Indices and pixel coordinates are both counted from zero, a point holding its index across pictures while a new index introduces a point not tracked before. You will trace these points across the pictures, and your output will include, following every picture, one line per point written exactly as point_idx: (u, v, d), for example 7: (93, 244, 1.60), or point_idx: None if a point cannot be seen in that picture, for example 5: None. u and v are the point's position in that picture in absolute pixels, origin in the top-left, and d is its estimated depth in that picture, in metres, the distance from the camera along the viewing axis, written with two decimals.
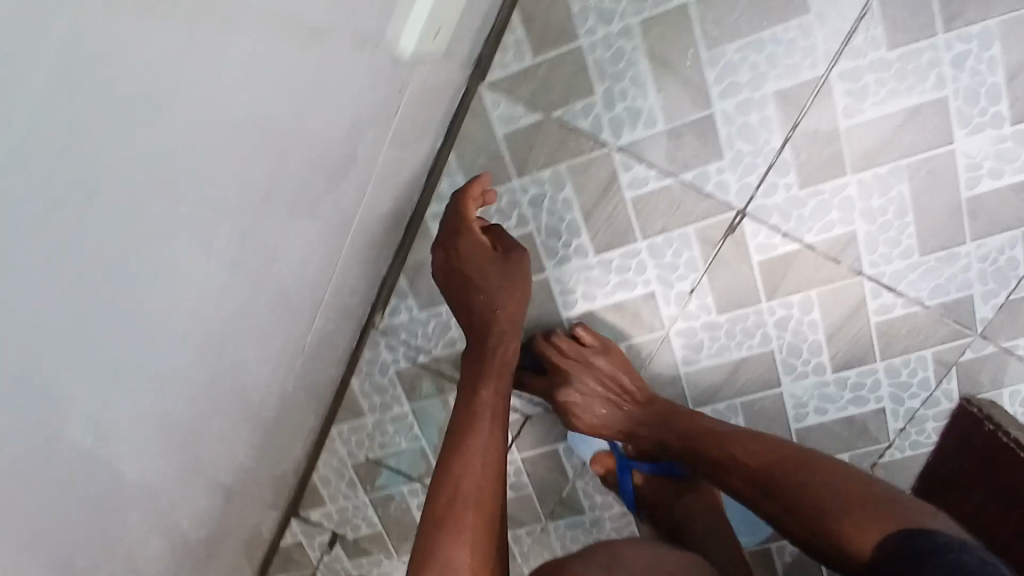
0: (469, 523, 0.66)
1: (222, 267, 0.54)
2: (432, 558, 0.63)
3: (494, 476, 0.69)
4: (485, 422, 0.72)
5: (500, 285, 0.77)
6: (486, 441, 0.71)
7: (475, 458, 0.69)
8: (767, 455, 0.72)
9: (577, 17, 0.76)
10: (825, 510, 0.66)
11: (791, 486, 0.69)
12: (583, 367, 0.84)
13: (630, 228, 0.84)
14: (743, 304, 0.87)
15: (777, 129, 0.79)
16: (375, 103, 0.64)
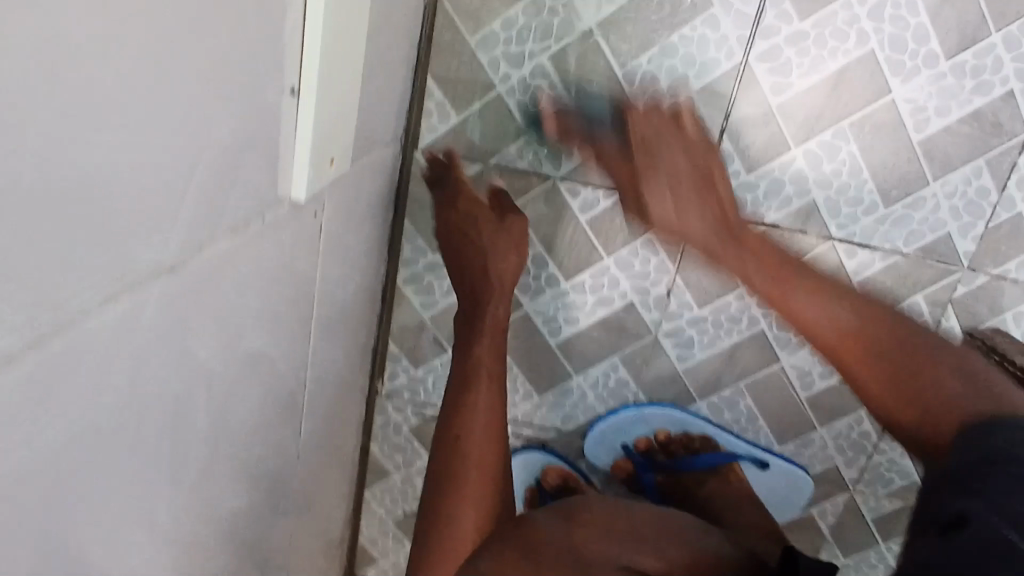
0: (472, 487, 0.79)
1: (251, 425, 0.56)
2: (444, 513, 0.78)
3: (490, 442, 0.80)
4: (479, 387, 0.80)
5: (491, 251, 0.79)
6: (480, 406, 0.80)
7: (476, 426, 0.80)
8: (853, 314, 0.69)
9: (489, 68, 0.78)
10: (936, 386, 0.64)
11: (883, 374, 0.67)
12: (662, 180, 0.75)
13: (593, 248, 0.86)
14: (722, 294, 0.87)
15: (711, 124, 0.80)
16: (348, 216, 0.65)
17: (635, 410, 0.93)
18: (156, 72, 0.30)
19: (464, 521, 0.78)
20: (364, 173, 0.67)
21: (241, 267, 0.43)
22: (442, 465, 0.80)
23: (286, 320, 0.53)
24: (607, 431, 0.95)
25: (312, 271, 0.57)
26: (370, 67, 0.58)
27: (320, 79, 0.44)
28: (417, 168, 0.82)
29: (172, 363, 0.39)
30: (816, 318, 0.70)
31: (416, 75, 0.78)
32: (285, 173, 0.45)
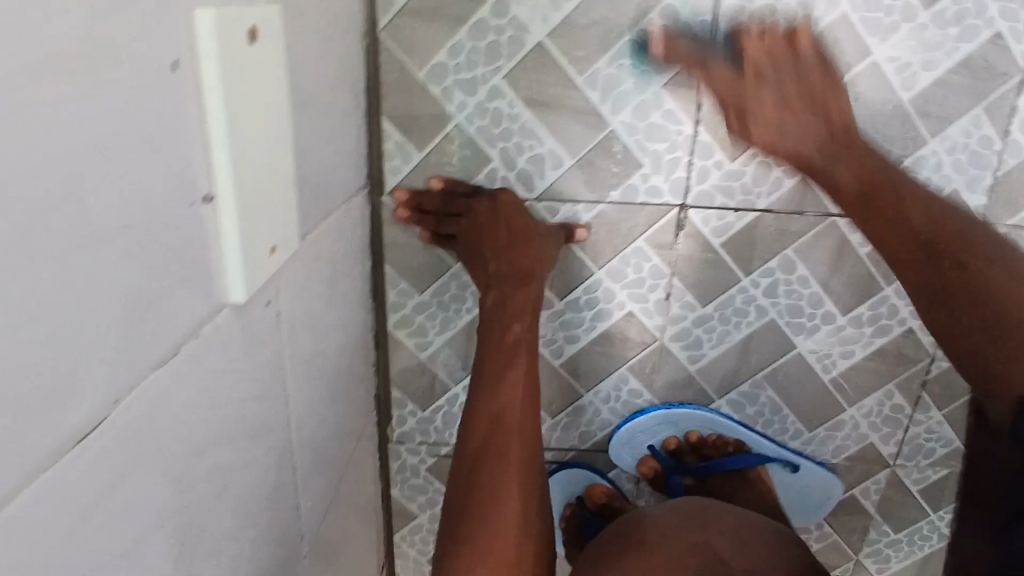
0: (518, 473, 0.70)
1: (259, 533, 0.54)
2: (486, 485, 0.68)
3: (530, 416, 0.74)
4: (520, 360, 0.74)
5: (523, 242, 0.75)
6: (520, 385, 0.73)
7: (516, 393, 0.73)
8: (932, 224, 0.70)
9: (442, 98, 0.74)
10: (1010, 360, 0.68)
11: (954, 281, 0.70)
12: (787, 71, 0.70)
13: (583, 263, 0.82)
14: (724, 290, 0.83)
15: (684, 118, 0.75)
16: (321, 284, 0.63)
17: (665, 410, 0.90)
18: (24, 246, 0.28)
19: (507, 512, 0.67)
20: (329, 238, 0.65)
21: (180, 393, 0.41)
22: (479, 458, 0.70)
23: (257, 417, 0.51)
24: (635, 431, 0.91)
25: (278, 357, 0.54)
26: (305, 135, 0.55)
27: (233, 175, 0.42)
28: (388, 211, 0.79)
29: (117, 520, 0.37)
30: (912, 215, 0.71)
31: (370, 117, 0.74)
32: (217, 279, 0.43)
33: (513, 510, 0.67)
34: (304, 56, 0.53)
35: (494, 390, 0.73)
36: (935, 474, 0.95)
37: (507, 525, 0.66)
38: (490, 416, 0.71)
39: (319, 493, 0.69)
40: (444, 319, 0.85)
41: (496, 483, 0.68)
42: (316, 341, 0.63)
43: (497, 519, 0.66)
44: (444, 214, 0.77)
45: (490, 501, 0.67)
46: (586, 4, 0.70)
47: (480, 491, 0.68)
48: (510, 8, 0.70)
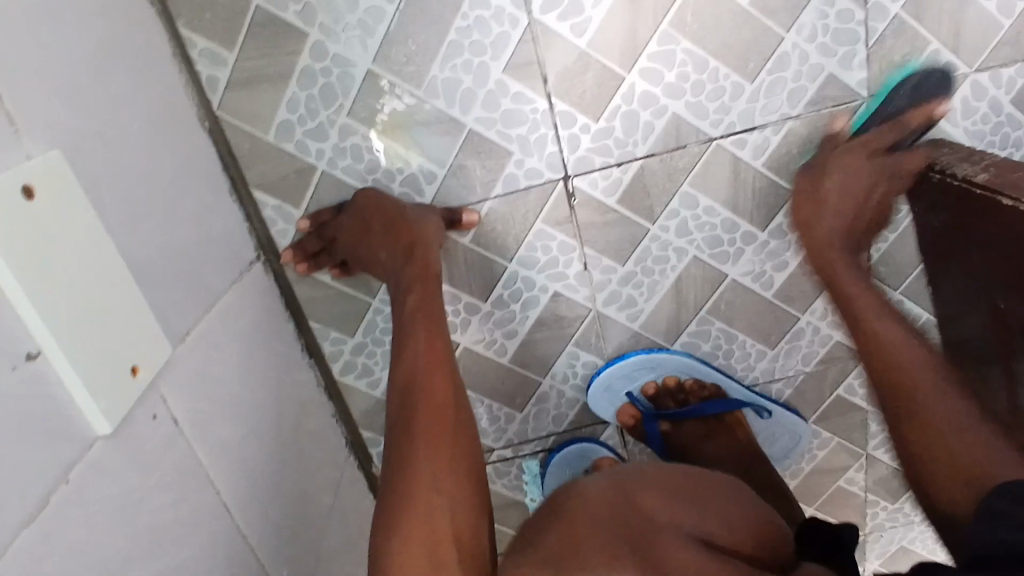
0: (447, 451, 0.58)
1: None
2: (404, 467, 0.56)
3: (444, 372, 0.63)
4: (418, 328, 0.65)
5: (401, 226, 0.71)
6: (428, 344, 0.64)
7: (420, 351, 0.64)
8: (937, 374, 0.65)
9: (299, 153, 0.75)
10: (953, 451, 0.60)
11: (896, 369, 0.68)
12: (827, 215, 0.77)
13: (492, 261, 0.82)
14: (637, 243, 0.83)
15: (535, 94, 0.75)
16: (231, 370, 0.65)
17: (644, 353, 0.88)
18: None
19: (439, 506, 0.55)
20: (224, 325, 0.67)
21: (66, 537, 0.43)
22: (397, 444, 0.58)
23: (185, 520, 0.54)
24: (617, 376, 0.89)
25: (192, 457, 0.57)
26: (144, 248, 0.57)
27: (53, 323, 0.44)
28: (292, 271, 0.80)
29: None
30: (901, 353, 0.68)
31: (239, 193, 0.76)
32: (75, 422, 0.45)
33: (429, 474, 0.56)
34: (115, 178, 0.55)
35: (399, 362, 0.64)
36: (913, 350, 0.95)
37: (440, 515, 0.54)
38: (401, 391, 0.61)
39: (301, 557, 0.72)
40: (383, 353, 0.87)
41: (424, 470, 0.56)
42: (244, 422, 0.66)
43: (423, 520, 0.54)
44: (329, 246, 0.77)
45: (415, 499, 0.55)
46: (399, 21, 0.70)
47: (402, 494, 0.55)
48: (328, 48, 0.71)
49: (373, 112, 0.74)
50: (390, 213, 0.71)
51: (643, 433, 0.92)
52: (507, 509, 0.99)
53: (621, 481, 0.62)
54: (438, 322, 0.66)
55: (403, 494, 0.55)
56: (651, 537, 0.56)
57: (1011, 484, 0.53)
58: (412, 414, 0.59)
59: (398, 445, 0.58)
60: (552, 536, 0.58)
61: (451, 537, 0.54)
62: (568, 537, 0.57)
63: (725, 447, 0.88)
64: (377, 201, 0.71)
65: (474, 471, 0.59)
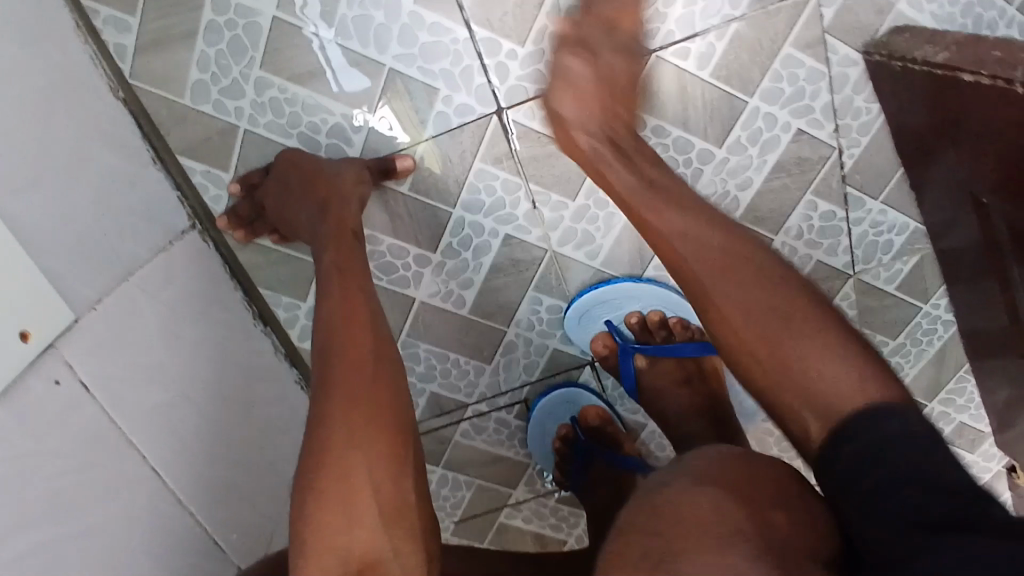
0: (369, 406, 0.54)
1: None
2: (314, 426, 0.53)
3: (362, 324, 0.59)
4: (332, 282, 0.61)
5: (320, 182, 0.69)
6: (347, 300, 0.60)
7: (337, 306, 0.60)
8: (777, 293, 0.50)
9: (218, 112, 0.73)
10: (787, 347, 0.49)
11: (746, 294, 0.51)
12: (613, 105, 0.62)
13: (436, 209, 0.79)
14: (584, 174, 0.78)
15: (454, 24, 0.71)
16: (155, 336, 0.64)
17: (631, 281, 0.84)
18: None
19: (353, 464, 0.51)
20: (147, 293, 0.65)
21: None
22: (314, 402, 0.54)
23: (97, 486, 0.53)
24: (591, 305, 0.84)
25: (104, 423, 0.56)
26: (45, 216, 0.56)
27: None
28: (232, 239, 0.79)
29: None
30: (682, 242, 0.54)
31: (165, 162, 0.74)
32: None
33: (342, 431, 0.52)
34: (4, 147, 0.54)
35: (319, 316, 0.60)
36: (903, 265, 0.89)
37: (355, 473, 0.51)
38: (322, 349, 0.57)
39: (258, 525, 0.71)
40: None
41: (337, 430, 0.52)
42: (178, 388, 0.65)
43: (338, 482, 0.50)
44: (261, 212, 0.75)
45: (328, 459, 0.51)
46: None
47: (314, 457, 0.51)
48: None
49: (288, 62, 0.71)
50: (310, 173, 0.70)
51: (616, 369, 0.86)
52: (492, 465, 0.96)
53: (733, 481, 0.45)
54: (354, 276, 0.63)
55: (316, 456, 0.51)
56: (801, 557, 0.41)
57: (912, 427, 0.43)
58: (327, 372, 0.56)
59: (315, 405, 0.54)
60: (687, 557, 0.41)
61: (371, 497, 0.51)
62: (705, 552, 0.41)
63: (690, 401, 0.81)
64: (300, 165, 0.70)
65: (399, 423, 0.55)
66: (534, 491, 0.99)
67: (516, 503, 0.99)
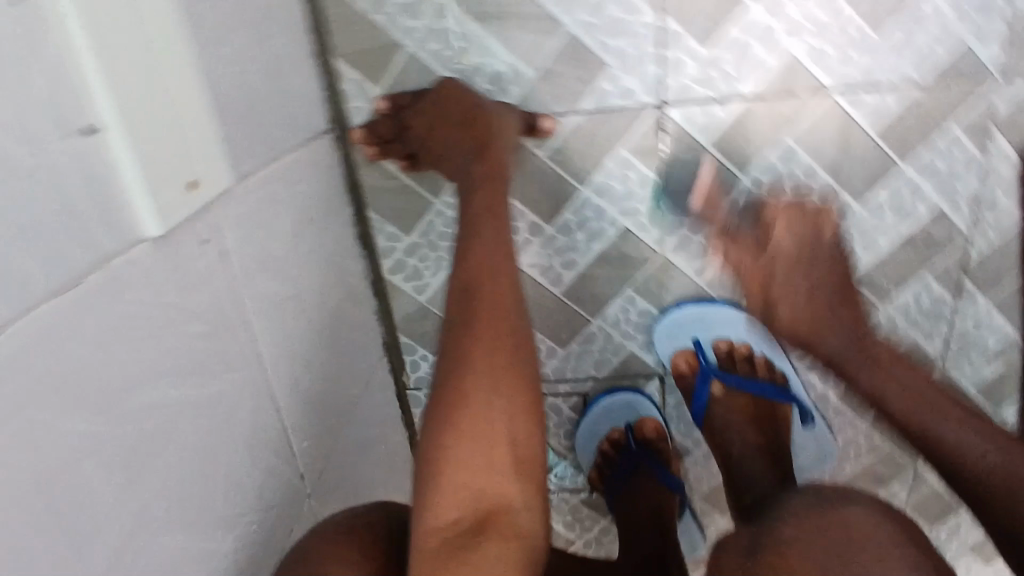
0: (506, 351, 0.55)
1: (247, 465, 0.56)
2: (455, 362, 0.54)
3: (504, 266, 0.60)
4: (480, 222, 0.62)
5: (476, 123, 0.70)
6: (494, 242, 0.61)
7: (483, 247, 0.60)
8: (955, 416, 0.70)
9: (389, 26, 0.72)
10: (944, 432, 0.69)
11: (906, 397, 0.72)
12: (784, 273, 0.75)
13: (566, 182, 0.79)
14: (721, 191, 0.78)
15: (647, 7, 0.70)
16: (278, 226, 0.63)
17: (734, 308, 0.85)
18: None
19: (491, 410, 0.53)
20: (284, 182, 0.64)
21: (95, 328, 0.40)
22: (451, 339, 0.56)
23: (217, 357, 0.52)
24: (687, 319, 0.85)
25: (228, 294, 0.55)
26: (228, 78, 0.54)
27: (127, 103, 0.41)
28: (361, 153, 0.78)
29: (17, 448, 0.35)
30: (884, 386, 0.73)
31: (323, 61, 0.73)
32: (129, 225, 0.43)
33: (485, 374, 0.53)
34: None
35: (464, 251, 0.61)
36: (991, 367, 0.88)
37: (493, 419, 0.52)
38: (461, 287, 0.58)
39: (321, 438, 0.70)
40: (439, 258, 0.85)
41: (481, 374, 0.53)
42: (286, 283, 0.64)
43: (477, 421, 0.52)
44: (402, 134, 0.75)
45: (467, 399, 0.52)
46: None
47: (458, 393, 0.52)
48: None
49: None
50: (465, 113, 0.70)
51: (690, 387, 0.87)
52: None
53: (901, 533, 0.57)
54: (501, 221, 0.64)
55: (455, 393, 0.53)
56: None
57: None
58: (466, 311, 0.57)
59: (451, 343, 0.55)
60: None
61: (506, 440, 0.53)
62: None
63: (755, 437, 0.83)
64: (460, 104, 0.70)
65: (532, 375, 0.56)
66: (561, 482, 0.99)
67: None
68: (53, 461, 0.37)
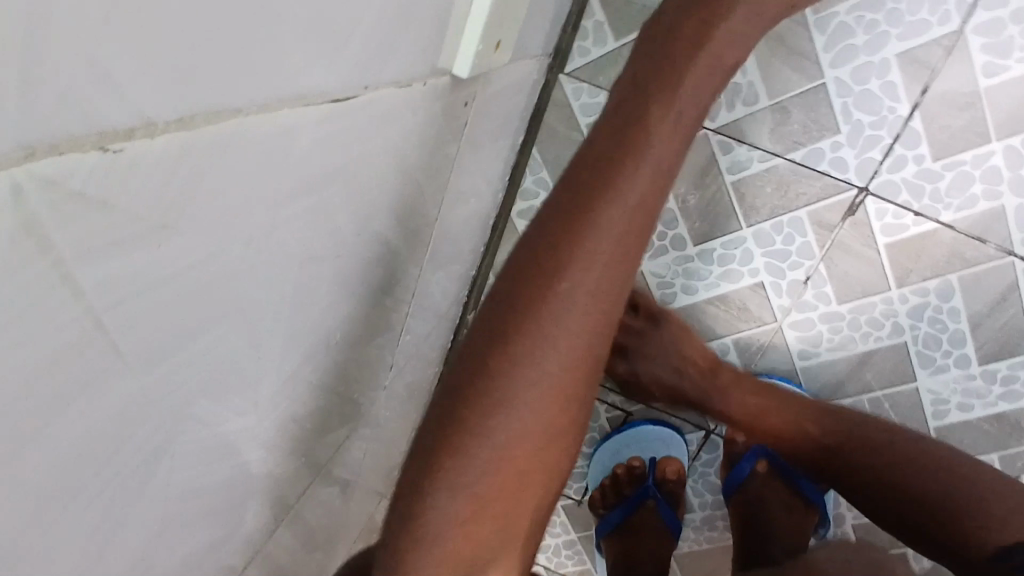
0: (562, 428, 0.50)
1: None
2: (499, 429, 0.47)
3: (608, 300, 0.49)
4: (604, 222, 0.48)
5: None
6: (611, 261, 0.49)
7: (596, 265, 0.48)
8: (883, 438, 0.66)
9: None
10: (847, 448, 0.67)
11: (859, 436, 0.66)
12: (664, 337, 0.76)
13: (733, 215, 0.77)
14: (869, 292, 0.77)
15: (904, 97, 0.69)
16: (485, 123, 0.60)
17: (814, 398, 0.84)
18: None
19: (529, 481, 0.49)
20: (508, 83, 0.61)
21: (366, 129, 0.38)
22: (497, 410, 0.47)
23: (393, 210, 0.49)
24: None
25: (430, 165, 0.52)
26: None
27: None
28: (562, 91, 0.76)
29: (270, 205, 0.31)
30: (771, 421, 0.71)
31: None
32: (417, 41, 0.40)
33: (529, 445, 0.48)
34: None
35: (568, 251, 0.48)
36: None
37: (528, 489, 0.49)
38: (534, 301, 0.47)
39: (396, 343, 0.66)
40: None
41: (526, 445, 0.48)
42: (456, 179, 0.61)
43: (504, 498, 0.48)
44: None
45: (501, 472, 0.47)
46: None
47: (491, 467, 0.47)
48: None
49: None
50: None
51: (736, 456, 0.87)
52: None
53: None
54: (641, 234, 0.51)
55: (498, 463, 0.47)
56: None
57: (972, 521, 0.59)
58: (551, 333, 0.47)
59: (518, 373, 0.47)
60: None
61: (526, 499, 0.49)
62: None
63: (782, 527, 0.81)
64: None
65: (578, 431, 0.52)
66: None
67: None
68: (292, 236, 0.35)
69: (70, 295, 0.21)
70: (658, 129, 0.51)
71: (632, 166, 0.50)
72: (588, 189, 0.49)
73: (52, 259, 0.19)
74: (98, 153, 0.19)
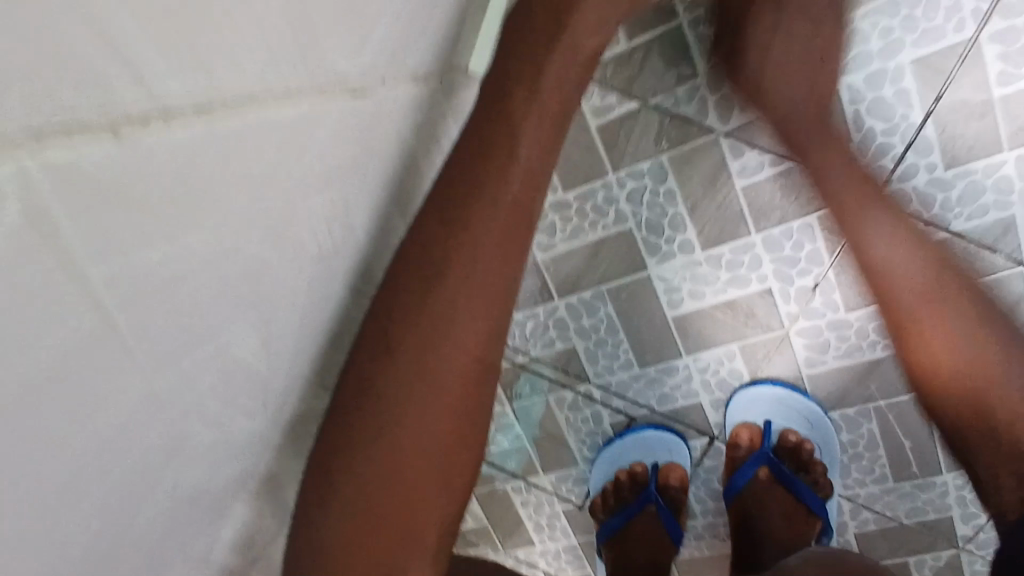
0: (450, 428, 0.51)
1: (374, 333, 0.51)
2: (374, 434, 0.50)
3: (474, 304, 0.51)
4: (461, 232, 0.51)
5: None
6: (469, 268, 0.51)
7: (451, 275, 0.50)
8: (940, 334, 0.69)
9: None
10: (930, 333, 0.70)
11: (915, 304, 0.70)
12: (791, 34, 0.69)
13: (742, 220, 0.76)
14: (877, 300, 0.76)
15: (917, 103, 0.69)
16: None
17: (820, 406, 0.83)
18: None
19: (426, 478, 0.51)
20: None
21: (376, 127, 0.37)
22: (374, 415, 0.50)
23: None
24: (775, 398, 0.84)
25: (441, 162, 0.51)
26: None
27: None
28: None
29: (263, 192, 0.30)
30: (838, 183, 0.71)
31: None
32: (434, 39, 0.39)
33: (410, 446, 0.50)
34: None
35: (429, 264, 0.51)
36: None
37: (427, 485, 0.51)
38: (397, 311, 0.51)
39: None
40: (577, 226, 0.81)
41: (408, 447, 0.50)
42: None
43: (402, 497, 0.50)
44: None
45: (391, 472, 0.50)
46: None
47: (379, 469, 0.50)
48: None
49: None
50: None
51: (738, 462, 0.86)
52: (551, 440, 0.94)
53: None
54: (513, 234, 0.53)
55: (383, 465, 0.50)
56: None
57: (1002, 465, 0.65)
58: (437, 345, 0.50)
59: (411, 388, 0.50)
60: None
61: (440, 494, 0.52)
62: None
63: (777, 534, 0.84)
64: None
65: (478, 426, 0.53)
66: (555, 488, 0.96)
67: (535, 483, 0.96)
68: (301, 233, 0.34)
69: (60, 272, 0.21)
70: (524, 138, 0.53)
71: (498, 172, 0.51)
72: (458, 203, 0.51)
73: (26, 240, 0.20)
74: (59, 135, 0.20)
